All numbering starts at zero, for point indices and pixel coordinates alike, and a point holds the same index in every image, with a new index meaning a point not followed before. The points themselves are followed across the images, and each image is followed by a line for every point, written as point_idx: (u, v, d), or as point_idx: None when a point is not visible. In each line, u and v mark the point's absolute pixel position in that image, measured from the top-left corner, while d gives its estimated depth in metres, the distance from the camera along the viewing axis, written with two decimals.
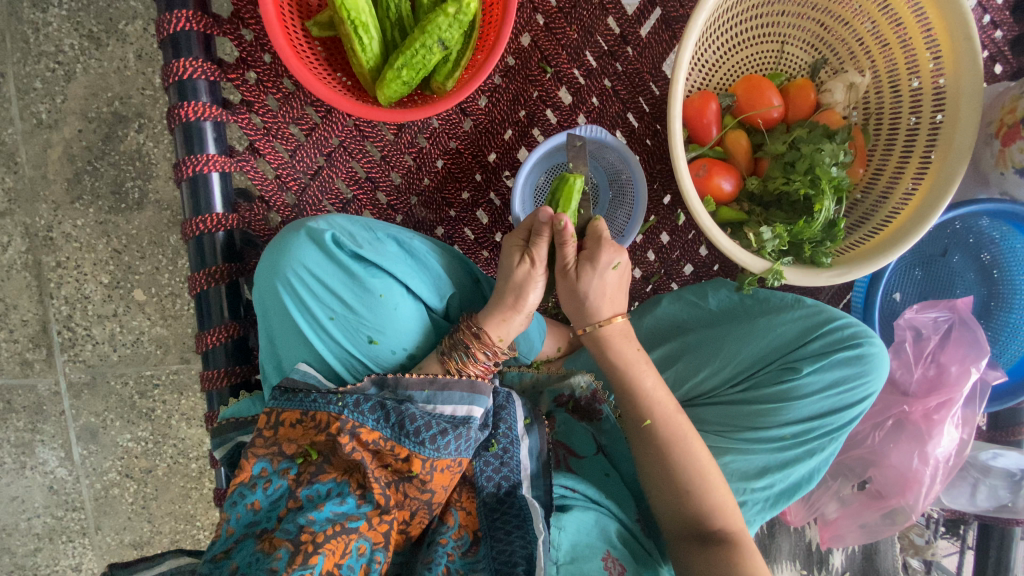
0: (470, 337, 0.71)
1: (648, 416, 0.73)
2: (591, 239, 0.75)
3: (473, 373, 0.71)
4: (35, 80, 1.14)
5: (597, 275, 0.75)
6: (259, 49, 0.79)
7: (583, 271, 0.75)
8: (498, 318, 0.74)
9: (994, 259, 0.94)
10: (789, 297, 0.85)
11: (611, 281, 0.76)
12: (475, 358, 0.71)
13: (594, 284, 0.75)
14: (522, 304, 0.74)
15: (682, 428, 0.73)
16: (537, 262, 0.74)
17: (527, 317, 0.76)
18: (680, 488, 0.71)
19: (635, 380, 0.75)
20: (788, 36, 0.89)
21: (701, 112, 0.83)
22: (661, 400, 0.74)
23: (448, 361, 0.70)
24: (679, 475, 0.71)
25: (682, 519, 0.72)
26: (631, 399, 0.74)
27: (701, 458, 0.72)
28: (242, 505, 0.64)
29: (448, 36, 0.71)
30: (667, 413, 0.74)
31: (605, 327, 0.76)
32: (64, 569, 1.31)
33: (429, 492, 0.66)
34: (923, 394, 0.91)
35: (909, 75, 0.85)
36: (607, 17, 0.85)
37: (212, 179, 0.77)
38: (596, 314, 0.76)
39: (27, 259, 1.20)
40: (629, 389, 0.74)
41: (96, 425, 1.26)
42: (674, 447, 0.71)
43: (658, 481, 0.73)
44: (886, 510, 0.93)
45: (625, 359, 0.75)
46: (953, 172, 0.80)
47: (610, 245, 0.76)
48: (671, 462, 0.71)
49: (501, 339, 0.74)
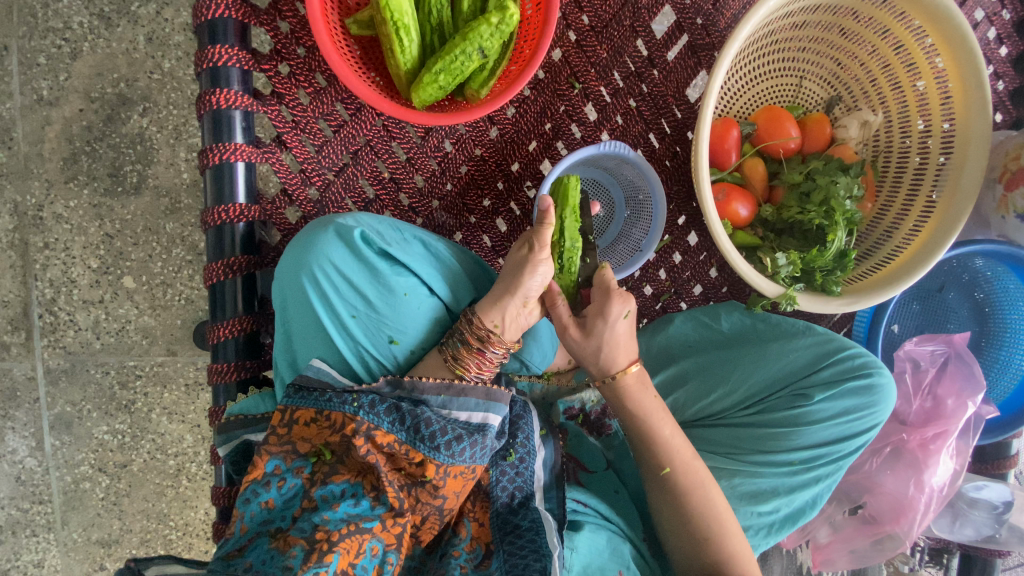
0: (464, 326, 0.71)
1: (667, 464, 0.74)
2: (601, 288, 0.76)
3: (472, 366, 0.70)
4: (39, 54, 1.11)
5: (610, 327, 0.74)
6: (295, 43, 0.79)
7: (592, 323, 0.75)
8: (489, 302, 0.71)
9: (986, 297, 0.99)
10: (801, 323, 0.87)
11: (623, 331, 0.75)
12: (468, 347, 0.70)
13: (605, 336, 0.74)
14: (516, 288, 0.70)
15: (700, 475, 0.74)
16: (538, 248, 0.70)
17: (525, 303, 0.71)
18: (699, 535, 0.72)
19: (653, 428, 0.74)
20: (806, 71, 0.92)
21: (722, 137, 0.86)
22: (680, 448, 0.74)
23: (445, 349, 0.71)
24: (699, 523, 0.72)
25: (698, 562, 0.73)
26: (648, 447, 0.75)
27: (719, 505, 0.73)
28: (255, 503, 0.63)
29: (488, 45, 0.71)
30: (686, 460, 0.74)
31: (622, 377, 0.75)
32: (24, 565, 1.25)
33: (441, 498, 0.64)
34: (921, 424, 0.95)
35: (919, 116, 0.89)
36: (636, 39, 0.87)
37: (238, 170, 0.76)
38: (611, 364, 0.75)
39: (13, 238, 1.15)
40: (648, 439, 0.74)
41: (72, 415, 1.21)
42: (693, 495, 0.72)
43: (677, 527, 0.74)
44: (878, 536, 0.95)
45: (644, 407, 0.75)
46: (959, 212, 0.83)
47: (620, 294, 0.75)
48: (688, 510, 0.73)
49: (497, 325, 0.71)
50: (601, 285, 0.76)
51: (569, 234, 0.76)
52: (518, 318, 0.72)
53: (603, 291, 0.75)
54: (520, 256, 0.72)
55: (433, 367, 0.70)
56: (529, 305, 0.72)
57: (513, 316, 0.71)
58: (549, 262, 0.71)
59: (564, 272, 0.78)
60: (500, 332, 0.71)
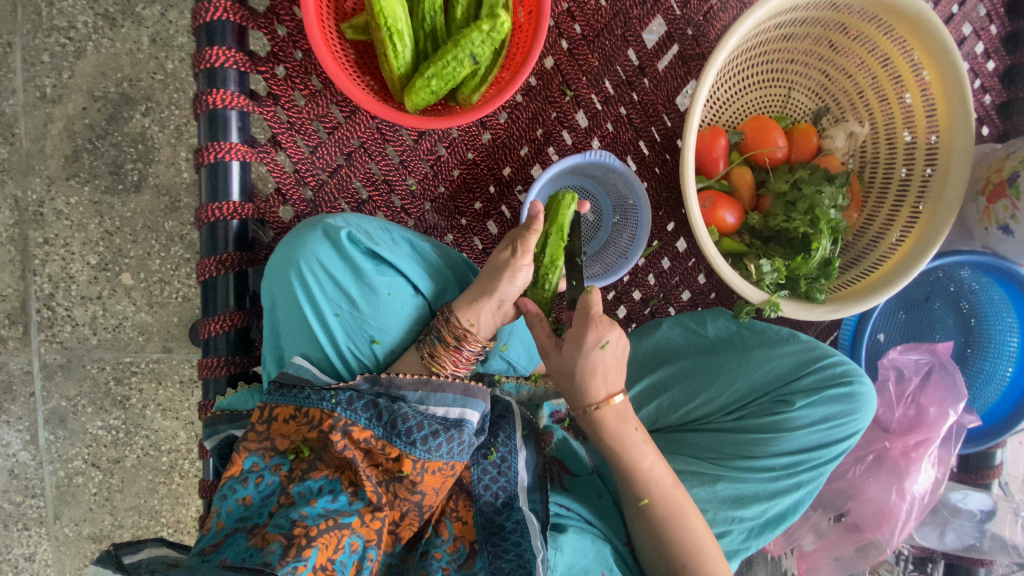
0: (441, 323, 0.72)
1: (644, 496, 0.73)
2: (580, 315, 0.71)
3: (449, 363, 0.72)
4: (43, 53, 1.13)
5: (583, 354, 0.70)
6: (292, 46, 0.80)
7: (568, 351, 0.71)
8: (466, 302, 0.72)
9: (972, 308, 1.01)
10: (785, 331, 0.88)
11: (606, 360, 0.71)
12: (446, 344, 0.71)
13: (578, 363, 0.71)
14: (494, 290, 0.73)
15: (679, 504, 0.73)
16: (520, 253, 0.72)
17: (500, 304, 0.74)
18: (675, 561, 0.73)
19: (632, 461, 0.72)
20: (795, 82, 0.94)
21: (711, 146, 0.87)
22: (659, 478, 0.73)
23: (422, 346, 0.72)
24: (676, 551, 0.73)
25: None
26: (628, 479, 0.73)
27: (698, 532, 0.73)
28: (232, 499, 0.64)
29: (480, 51, 0.73)
30: (665, 490, 0.73)
31: (602, 410, 0.72)
32: (16, 558, 1.26)
33: (419, 494, 0.65)
34: (903, 431, 0.96)
35: (905, 129, 0.90)
36: (628, 48, 0.89)
37: (232, 168, 0.78)
38: (589, 395, 0.72)
39: (13, 233, 1.17)
40: (626, 471, 0.73)
41: (66, 410, 1.22)
42: (669, 525, 0.72)
43: (653, 551, 0.75)
44: (861, 543, 0.95)
45: (625, 441, 0.72)
46: (943, 222, 0.84)
47: (596, 322, 0.71)
48: (667, 539, 0.73)
49: (473, 324, 0.72)
50: (582, 310, 0.71)
51: (552, 252, 0.78)
52: (493, 317, 0.74)
53: (582, 318, 0.71)
54: (502, 259, 0.73)
55: (409, 364, 0.72)
56: (504, 307, 0.75)
57: (488, 315, 0.73)
58: (530, 267, 0.73)
59: (538, 288, 0.80)
60: (476, 330, 0.72)
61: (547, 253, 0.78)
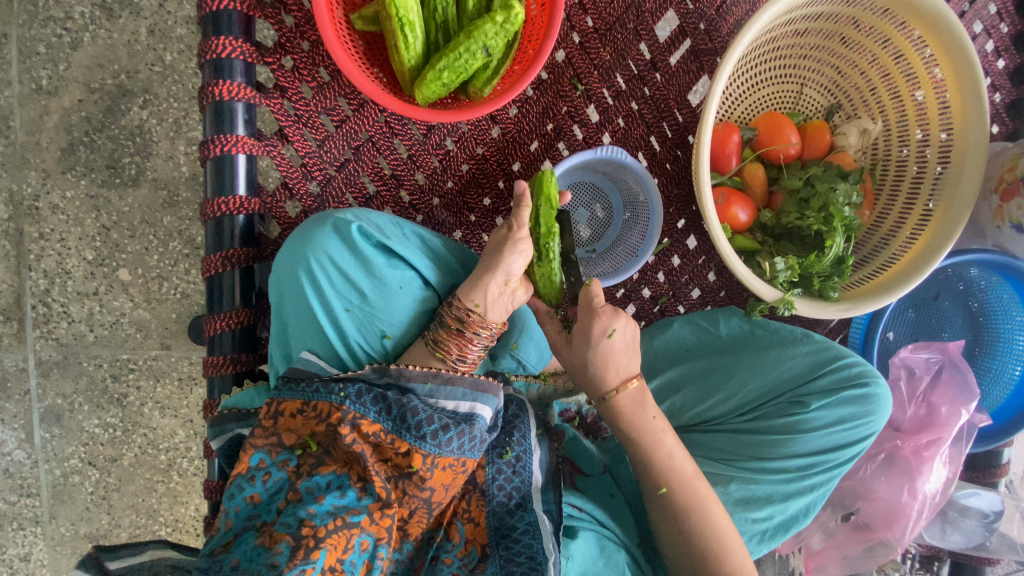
0: (444, 309, 0.70)
1: (663, 483, 0.72)
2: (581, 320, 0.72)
3: (453, 347, 0.69)
4: (39, 44, 1.10)
5: (593, 345, 0.72)
6: (299, 36, 0.79)
7: (578, 345, 0.73)
8: (470, 283, 0.70)
9: (981, 307, 1.01)
10: (799, 330, 0.87)
11: (618, 345, 0.73)
12: (449, 328, 0.69)
13: (590, 355, 0.72)
14: (497, 265, 0.70)
15: (699, 493, 0.72)
16: (516, 226, 0.72)
17: (506, 280, 0.71)
18: (697, 552, 0.72)
19: (653, 447, 0.73)
20: (807, 78, 0.93)
21: (723, 142, 0.86)
22: (680, 466, 0.73)
23: (427, 333, 0.71)
24: (697, 541, 0.71)
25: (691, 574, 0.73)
26: (648, 467, 0.73)
27: (719, 522, 0.72)
28: (240, 497, 0.62)
29: (493, 43, 0.71)
30: (685, 478, 0.72)
31: (617, 396, 0.73)
32: (10, 558, 1.23)
33: (428, 490, 0.64)
34: (915, 431, 0.96)
35: (917, 126, 0.90)
36: (640, 43, 0.88)
37: (238, 162, 0.76)
38: (604, 382, 0.73)
39: (8, 228, 1.15)
40: (646, 459, 0.73)
41: (62, 408, 1.20)
42: (691, 514, 0.71)
43: (673, 543, 0.74)
44: (870, 542, 0.95)
45: (642, 427, 0.73)
46: (957, 220, 0.84)
47: (605, 312, 0.72)
48: (687, 527, 0.72)
49: (479, 306, 0.70)
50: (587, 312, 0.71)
51: (545, 221, 0.73)
52: (501, 298, 0.71)
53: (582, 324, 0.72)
54: (501, 236, 0.73)
55: (416, 356, 0.70)
56: (512, 284, 0.72)
57: (495, 295, 0.71)
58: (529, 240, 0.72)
59: (543, 261, 0.75)
60: (481, 312, 0.70)
61: (541, 221, 0.73)
